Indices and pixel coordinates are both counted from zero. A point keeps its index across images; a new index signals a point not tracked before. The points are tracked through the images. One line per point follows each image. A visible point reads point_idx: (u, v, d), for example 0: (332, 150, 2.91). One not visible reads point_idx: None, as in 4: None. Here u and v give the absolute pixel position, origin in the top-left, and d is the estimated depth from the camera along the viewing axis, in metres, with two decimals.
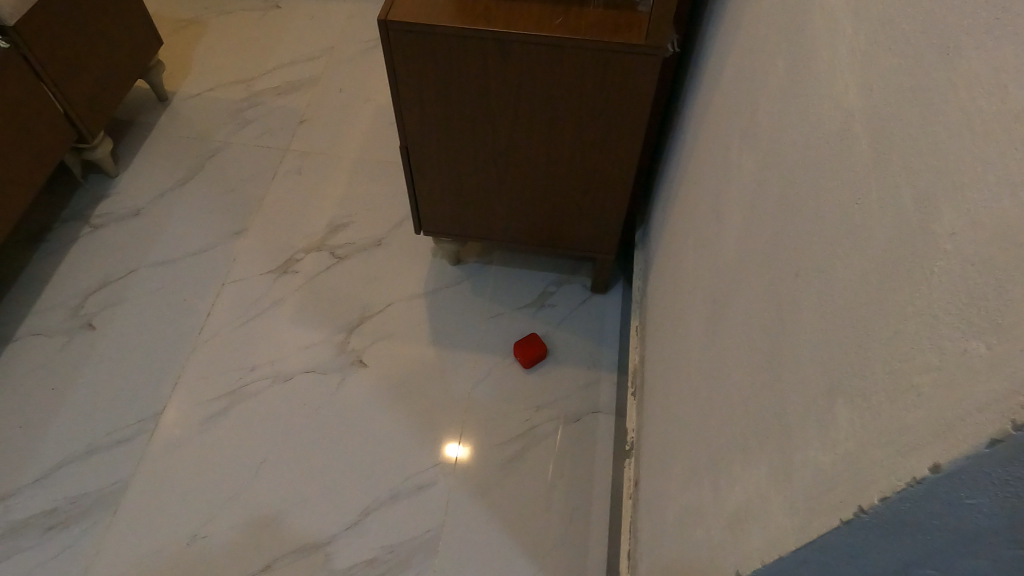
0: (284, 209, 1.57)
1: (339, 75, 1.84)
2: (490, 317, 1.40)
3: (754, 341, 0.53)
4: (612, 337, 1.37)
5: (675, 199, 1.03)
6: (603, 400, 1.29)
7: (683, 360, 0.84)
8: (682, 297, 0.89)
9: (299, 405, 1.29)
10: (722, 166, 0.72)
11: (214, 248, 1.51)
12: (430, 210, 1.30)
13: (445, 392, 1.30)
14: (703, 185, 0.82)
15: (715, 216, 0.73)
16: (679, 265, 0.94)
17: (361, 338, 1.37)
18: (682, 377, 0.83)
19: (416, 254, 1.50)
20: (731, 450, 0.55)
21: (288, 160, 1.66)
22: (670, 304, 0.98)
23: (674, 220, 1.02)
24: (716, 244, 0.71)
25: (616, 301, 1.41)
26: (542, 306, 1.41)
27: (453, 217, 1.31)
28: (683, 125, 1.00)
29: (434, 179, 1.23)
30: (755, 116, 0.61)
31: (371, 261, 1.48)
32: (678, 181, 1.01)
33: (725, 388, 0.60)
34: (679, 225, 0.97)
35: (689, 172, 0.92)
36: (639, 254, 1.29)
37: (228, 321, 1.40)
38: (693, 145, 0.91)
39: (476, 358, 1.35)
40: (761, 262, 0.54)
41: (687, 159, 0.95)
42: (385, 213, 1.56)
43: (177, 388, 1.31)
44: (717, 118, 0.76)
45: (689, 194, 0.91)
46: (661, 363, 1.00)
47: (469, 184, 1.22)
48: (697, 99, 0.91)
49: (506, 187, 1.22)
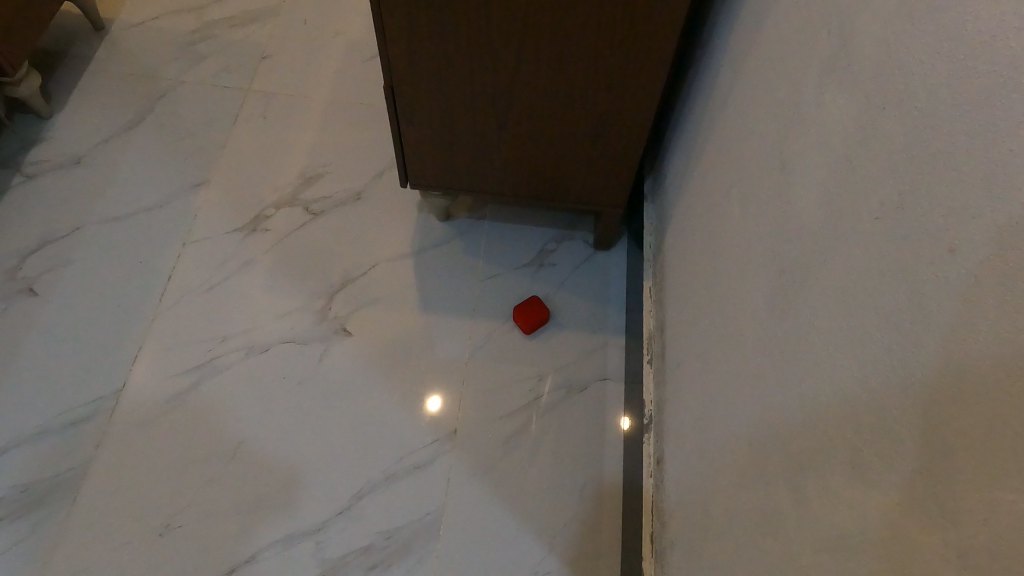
0: (249, 158, 1.41)
1: (306, 4, 1.64)
2: (486, 279, 1.28)
3: (876, 328, 0.43)
4: (619, 298, 1.27)
5: (704, 149, 0.91)
6: (611, 366, 1.20)
7: (726, 334, 0.74)
8: (723, 262, 0.79)
9: (279, 379, 1.17)
10: (798, 111, 0.61)
11: (172, 203, 1.34)
12: (418, 160, 1.15)
13: (441, 362, 1.20)
14: (759, 133, 0.70)
15: (784, 169, 0.62)
16: (716, 226, 0.83)
17: (344, 304, 1.24)
18: (725, 355, 0.73)
19: (402, 208, 1.36)
20: (836, 459, 0.46)
21: (251, 103, 1.48)
22: (702, 266, 0.88)
23: (704, 173, 0.90)
24: (787, 204, 0.60)
25: (621, 258, 1.31)
26: (541, 265, 1.30)
27: (443, 168, 1.17)
28: (718, 63, 0.88)
29: (424, 124, 1.08)
30: (865, 47, 0.50)
31: (351, 216, 1.34)
32: (709, 128, 0.89)
33: (816, 379, 0.51)
34: (714, 179, 0.86)
35: (730, 117, 0.80)
36: (651, 208, 1.18)
37: (191, 286, 1.25)
38: (738, 86, 0.79)
39: (472, 323, 1.24)
40: (886, 232, 0.44)
41: (725, 103, 0.83)
42: (364, 162, 1.41)
43: (138, 361, 1.17)
44: (790, 53, 0.64)
45: (730, 142, 0.80)
46: (689, 332, 0.90)
47: (463, 128, 1.08)
48: (744, 33, 0.78)
49: (505, 132, 1.08)
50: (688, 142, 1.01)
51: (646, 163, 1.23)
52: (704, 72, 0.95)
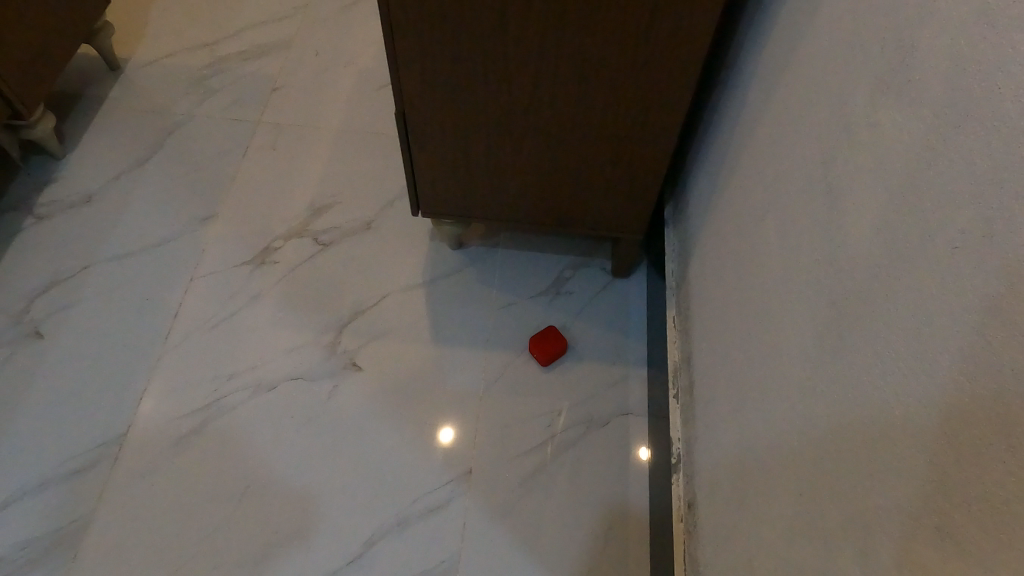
0: (257, 190, 1.38)
1: (315, 34, 1.62)
2: (501, 309, 1.24)
3: (983, 376, 0.39)
4: (639, 328, 1.21)
5: (734, 172, 0.87)
6: (633, 399, 1.14)
7: (771, 371, 0.69)
8: (761, 293, 0.74)
9: (287, 418, 1.12)
10: (855, 134, 0.56)
11: (179, 237, 1.31)
12: (430, 187, 1.12)
13: (456, 397, 1.15)
14: (804, 156, 0.65)
15: (840, 197, 0.57)
16: (750, 254, 0.78)
17: (354, 338, 1.20)
18: (774, 396, 0.68)
19: (413, 238, 1.32)
20: (946, 534, 0.41)
21: (260, 134, 1.46)
22: (734, 296, 0.83)
23: (734, 197, 0.86)
24: (848, 236, 0.56)
25: (640, 285, 1.26)
26: (558, 294, 1.25)
27: (456, 194, 1.13)
28: (748, 84, 0.84)
29: (436, 151, 1.04)
30: (948, 67, 0.45)
31: (362, 246, 1.30)
32: (739, 152, 0.85)
33: (909, 435, 0.45)
34: (745, 204, 0.81)
35: (765, 140, 0.76)
36: (672, 234, 1.14)
37: (198, 322, 1.21)
38: (774, 108, 0.74)
39: (487, 356, 1.19)
40: (993, 271, 0.39)
41: (758, 126, 0.79)
42: (374, 192, 1.38)
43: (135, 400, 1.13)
44: (839, 71, 0.60)
45: (766, 166, 0.75)
46: (721, 366, 0.85)
47: (477, 153, 1.04)
48: (779, 53, 0.74)
49: (520, 158, 1.04)
50: (714, 166, 0.96)
51: (667, 187, 1.19)
52: (732, 94, 0.91)
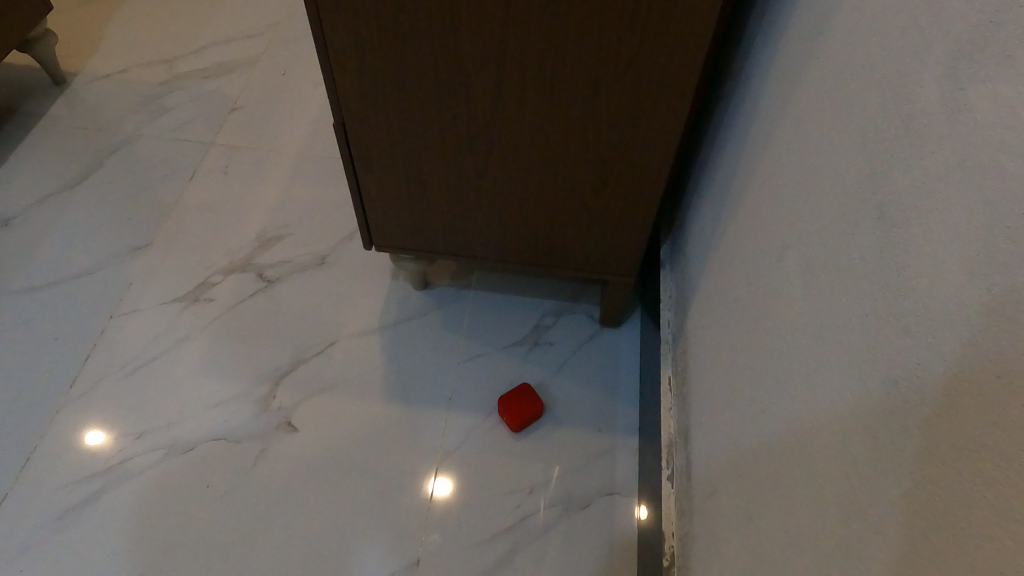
0: (201, 218, 1.22)
1: (285, 54, 1.49)
2: (467, 360, 1.05)
3: None
4: (630, 387, 1.03)
5: (750, 203, 0.69)
6: (620, 475, 0.95)
7: (796, 469, 0.50)
8: (782, 359, 0.55)
9: (200, 488, 0.93)
10: (921, 133, 0.38)
11: (104, 269, 1.15)
12: (381, 212, 0.95)
13: (405, 468, 0.95)
14: (842, 174, 0.48)
15: (897, 229, 0.40)
16: (769, 305, 0.60)
17: (291, 391, 1.02)
18: (799, 505, 0.49)
19: (372, 275, 1.15)
20: None
21: (212, 157, 1.31)
22: (745, 359, 0.64)
23: (749, 232, 0.68)
24: (913, 282, 0.37)
25: (632, 336, 1.08)
26: (535, 344, 1.07)
27: (413, 222, 0.96)
28: (766, 92, 0.67)
29: (386, 173, 0.88)
30: None
31: (310, 285, 1.13)
32: (754, 177, 0.68)
33: None
34: (764, 241, 0.63)
35: (789, 159, 0.59)
36: (669, 277, 0.96)
37: (110, 369, 1.04)
38: (801, 117, 0.57)
39: (447, 417, 1.00)
40: None
41: (779, 142, 0.62)
42: (332, 223, 1.22)
43: (91, 430, 0.98)
44: (892, 52, 0.43)
45: (789, 192, 0.58)
46: (725, 448, 0.66)
47: (434, 172, 0.87)
48: (808, 47, 0.57)
49: (486, 182, 0.88)
50: (722, 195, 0.79)
51: (665, 221, 1.02)
52: (746, 109, 0.74)
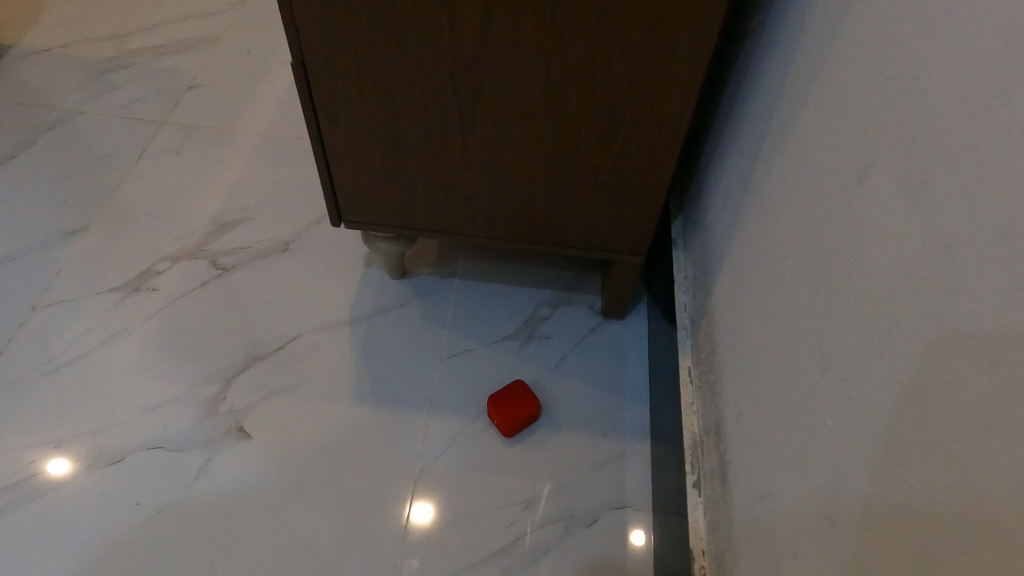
0: (147, 200, 1.08)
1: (251, 31, 1.37)
2: (452, 357, 0.92)
3: None
4: (638, 386, 0.90)
5: (792, 145, 0.57)
6: (630, 485, 0.82)
7: (900, 457, 0.37)
8: (860, 314, 0.43)
9: (131, 507, 0.78)
10: None
11: (30, 255, 1.00)
12: (351, 181, 0.81)
13: (379, 480, 0.81)
14: (965, 56, 0.36)
15: None
16: (832, 254, 0.48)
17: (245, 392, 0.87)
18: (906, 502, 0.36)
19: (344, 262, 1.01)
20: None
21: (164, 136, 1.17)
22: (800, 329, 0.52)
23: (796, 178, 0.56)
24: None
25: (638, 329, 0.96)
26: (529, 338, 0.94)
27: (386, 195, 0.82)
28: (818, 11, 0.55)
29: (356, 129, 0.74)
30: None
31: (271, 273, 0.99)
32: (802, 112, 0.56)
33: None
34: (820, 181, 0.51)
35: (860, 71, 0.47)
36: (686, 258, 0.83)
37: (29, 367, 0.88)
38: (877, 19, 0.45)
39: (429, 421, 0.86)
40: None
41: (841, 57, 0.50)
42: (299, 206, 1.08)
43: (59, 458, 0.81)
44: None
45: (862, 111, 0.46)
46: (774, 442, 0.52)
47: (413, 132, 0.74)
48: None
49: (475, 142, 0.73)
50: (757, 150, 0.66)
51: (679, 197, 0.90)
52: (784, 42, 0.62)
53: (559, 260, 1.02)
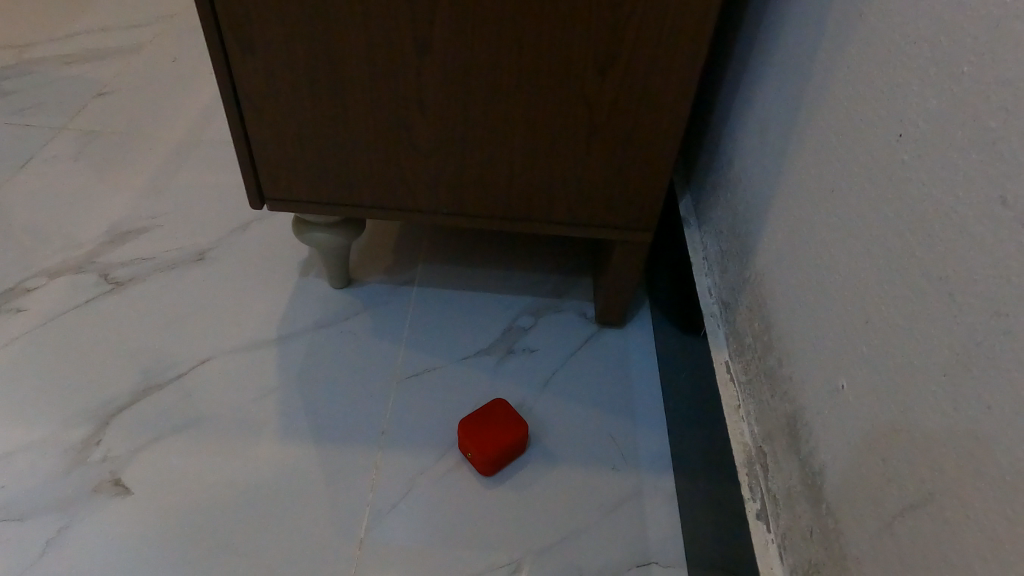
0: (28, 209, 0.87)
1: (178, 37, 1.21)
2: (410, 378, 0.72)
3: None
4: (650, 405, 0.71)
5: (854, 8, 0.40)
6: (655, 532, 0.61)
7: None
8: None
9: None
10: None
11: None
12: (273, 139, 0.62)
13: (310, 547, 0.59)
14: None
15: None
16: (958, 105, 0.30)
17: (127, 432, 0.64)
18: None
19: (274, 271, 0.81)
20: None
21: (59, 141, 0.98)
22: (898, 240, 0.33)
23: (861, 49, 0.39)
24: None
25: (644, 337, 0.78)
26: (509, 353, 0.75)
27: (319, 159, 0.63)
28: None
29: (273, 58, 0.57)
30: None
31: (178, 288, 0.78)
32: None
33: None
34: (904, 26, 0.34)
35: None
36: (707, 234, 0.66)
37: None
38: None
39: (380, 463, 0.65)
40: None
41: None
42: (220, 210, 0.88)
43: None
44: None
45: None
46: (888, 422, 0.33)
47: (349, 65, 0.56)
48: None
49: (427, 71, 0.56)
50: (789, 52, 0.49)
51: (688, 169, 0.73)
52: None
53: (541, 263, 0.85)
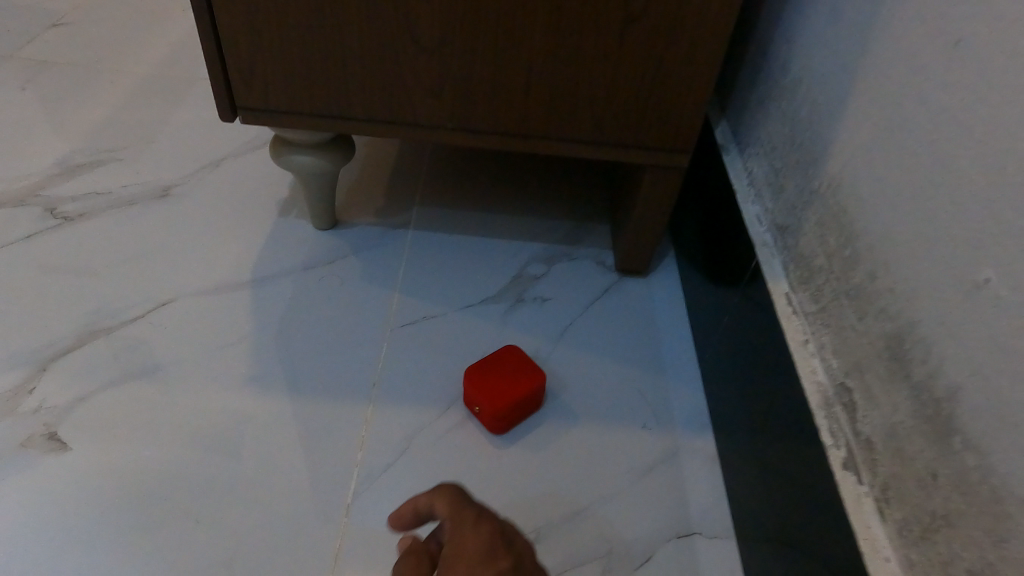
0: None
1: None
2: (406, 327, 0.62)
3: None
4: (680, 358, 0.62)
5: None
6: (694, 500, 0.52)
7: None
8: None
9: None
10: None
11: None
12: (245, 33, 0.52)
13: (286, 514, 0.50)
14: None
15: None
16: None
17: (67, 381, 0.55)
18: None
19: (249, 209, 0.71)
20: None
21: (6, 69, 0.87)
22: None
23: None
24: None
25: (670, 287, 0.69)
26: (519, 302, 0.66)
27: (302, 60, 0.53)
28: None
29: None
30: None
31: (137, 226, 0.67)
32: None
33: None
34: None
35: None
36: (755, 158, 0.57)
37: None
38: None
39: (370, 419, 0.55)
40: None
41: None
42: (188, 144, 0.78)
43: None
44: None
45: None
46: None
47: None
48: None
49: None
50: None
51: (727, 92, 0.64)
52: None
53: (553, 207, 0.75)
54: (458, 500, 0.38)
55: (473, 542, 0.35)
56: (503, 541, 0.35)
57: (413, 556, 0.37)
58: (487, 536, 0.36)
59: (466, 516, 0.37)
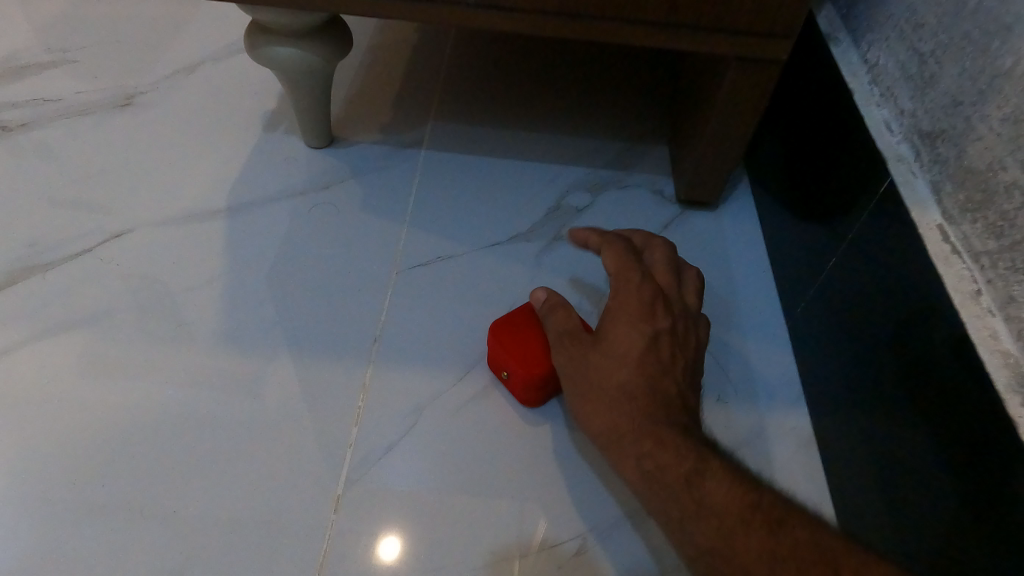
0: None
1: None
2: (416, 269, 0.50)
3: None
4: (761, 314, 0.49)
5: None
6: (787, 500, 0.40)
7: None
8: None
9: None
10: None
11: None
12: None
13: (261, 504, 0.39)
14: None
15: None
16: None
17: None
18: None
19: (228, 121, 0.58)
20: None
21: None
22: None
23: None
24: None
25: (745, 222, 0.55)
26: (558, 240, 0.53)
27: None
28: None
29: None
30: None
31: (91, 142, 0.56)
32: None
33: None
34: None
35: None
36: (881, 44, 0.42)
37: None
38: None
39: (368, 384, 0.44)
40: None
41: None
42: (159, 43, 0.65)
43: None
44: None
45: None
46: None
47: None
48: None
49: None
50: None
51: None
52: None
53: (598, 126, 0.61)
54: (623, 265, 0.43)
55: (638, 299, 0.40)
56: (661, 304, 0.40)
57: (567, 308, 0.42)
58: (649, 297, 0.41)
59: (631, 277, 0.42)
